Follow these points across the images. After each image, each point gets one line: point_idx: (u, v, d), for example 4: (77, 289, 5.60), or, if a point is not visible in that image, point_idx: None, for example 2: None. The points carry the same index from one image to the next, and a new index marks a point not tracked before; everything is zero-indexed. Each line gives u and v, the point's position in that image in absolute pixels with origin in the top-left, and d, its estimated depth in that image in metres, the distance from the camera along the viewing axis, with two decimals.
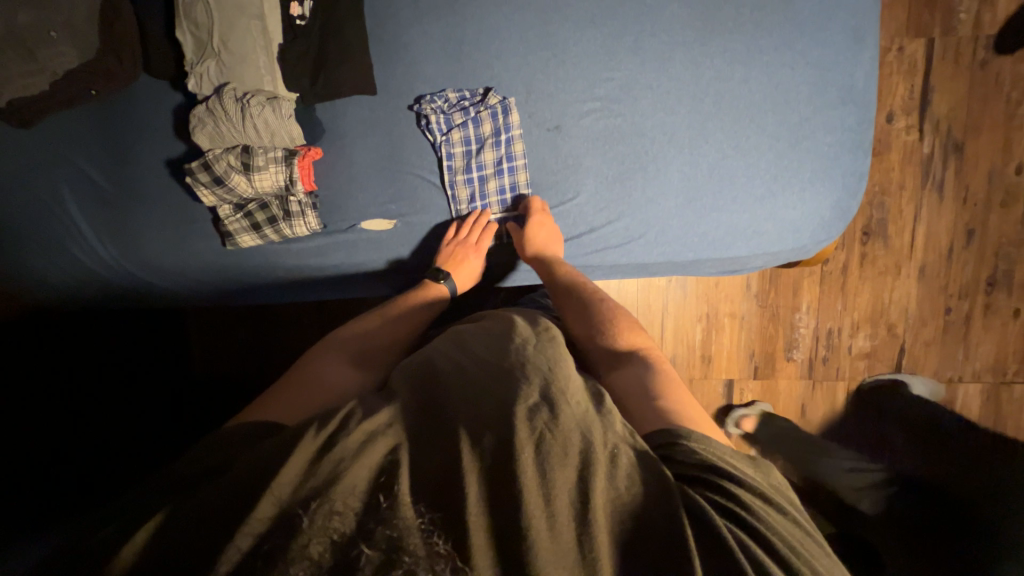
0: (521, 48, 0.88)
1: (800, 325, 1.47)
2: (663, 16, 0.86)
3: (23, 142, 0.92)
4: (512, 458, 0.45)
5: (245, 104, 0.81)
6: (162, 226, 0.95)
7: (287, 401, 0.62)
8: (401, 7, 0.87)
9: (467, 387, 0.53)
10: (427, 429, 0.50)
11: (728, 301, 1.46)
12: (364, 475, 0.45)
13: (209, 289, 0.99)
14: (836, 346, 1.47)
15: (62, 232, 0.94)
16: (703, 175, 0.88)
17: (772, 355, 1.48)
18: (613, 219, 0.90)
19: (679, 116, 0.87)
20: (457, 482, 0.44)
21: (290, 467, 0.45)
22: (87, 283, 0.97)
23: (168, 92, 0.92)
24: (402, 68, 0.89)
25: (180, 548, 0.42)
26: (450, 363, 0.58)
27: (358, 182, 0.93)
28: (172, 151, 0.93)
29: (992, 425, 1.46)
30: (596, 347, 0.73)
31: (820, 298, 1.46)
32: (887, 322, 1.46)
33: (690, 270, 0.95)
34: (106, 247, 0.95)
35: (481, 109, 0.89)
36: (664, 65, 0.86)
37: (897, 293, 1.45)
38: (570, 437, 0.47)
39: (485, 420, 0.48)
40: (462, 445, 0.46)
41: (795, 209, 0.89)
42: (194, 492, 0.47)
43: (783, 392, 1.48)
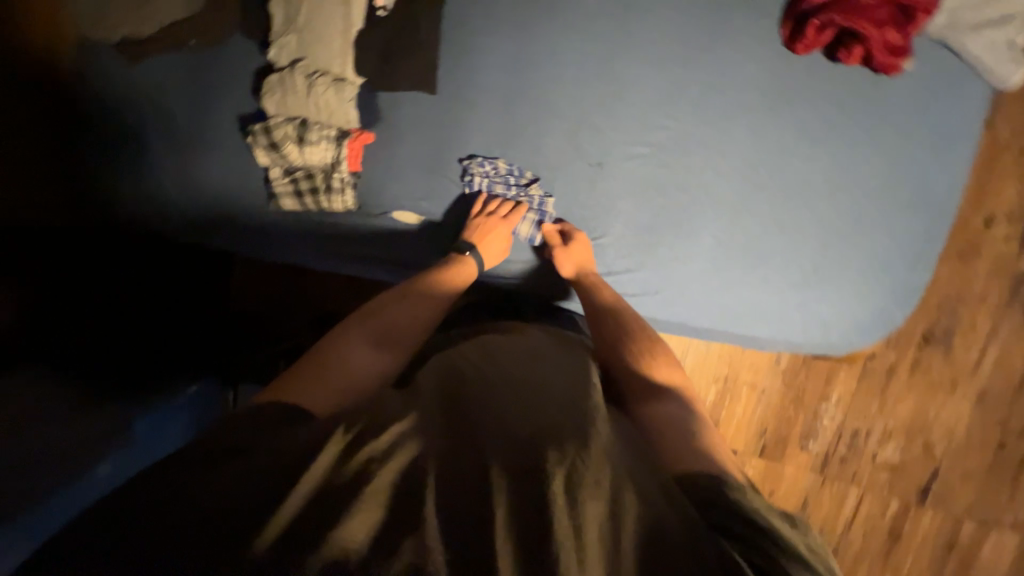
0: (585, 76, 0.87)
1: (824, 416, 1.37)
2: (739, 74, 0.81)
3: (121, 71, 1.03)
4: (545, 484, 0.44)
5: (313, 83, 0.87)
6: (222, 169, 1.03)
7: (318, 382, 0.62)
8: (477, 16, 0.89)
9: (501, 404, 0.54)
10: (459, 437, 0.49)
11: (752, 370, 1.38)
12: (388, 480, 0.45)
13: (245, 235, 1.05)
14: (859, 448, 1.36)
15: (137, 157, 1.04)
16: (738, 247, 0.83)
17: (785, 439, 1.39)
18: (632, 268, 0.87)
19: (729, 181, 0.83)
20: (485, 498, 0.43)
21: (317, 462, 0.45)
22: (146, 207, 1.06)
23: (255, 55, 1.00)
24: (464, 74, 0.91)
25: (183, 523, 0.40)
26: (481, 375, 0.59)
27: (397, 174, 0.96)
28: (246, 109, 1.02)
29: None
30: (634, 380, 0.71)
31: (854, 393, 1.35)
32: (925, 439, 1.33)
33: (700, 336, 0.89)
34: (171, 178, 1.04)
35: (522, 193, 0.90)
36: (726, 124, 0.82)
37: (945, 411, 1.31)
38: (601, 469, 0.46)
39: (515, 441, 0.48)
40: (495, 460, 0.46)
41: (830, 306, 0.82)
42: (216, 474, 0.45)
43: (786, 479, 1.40)
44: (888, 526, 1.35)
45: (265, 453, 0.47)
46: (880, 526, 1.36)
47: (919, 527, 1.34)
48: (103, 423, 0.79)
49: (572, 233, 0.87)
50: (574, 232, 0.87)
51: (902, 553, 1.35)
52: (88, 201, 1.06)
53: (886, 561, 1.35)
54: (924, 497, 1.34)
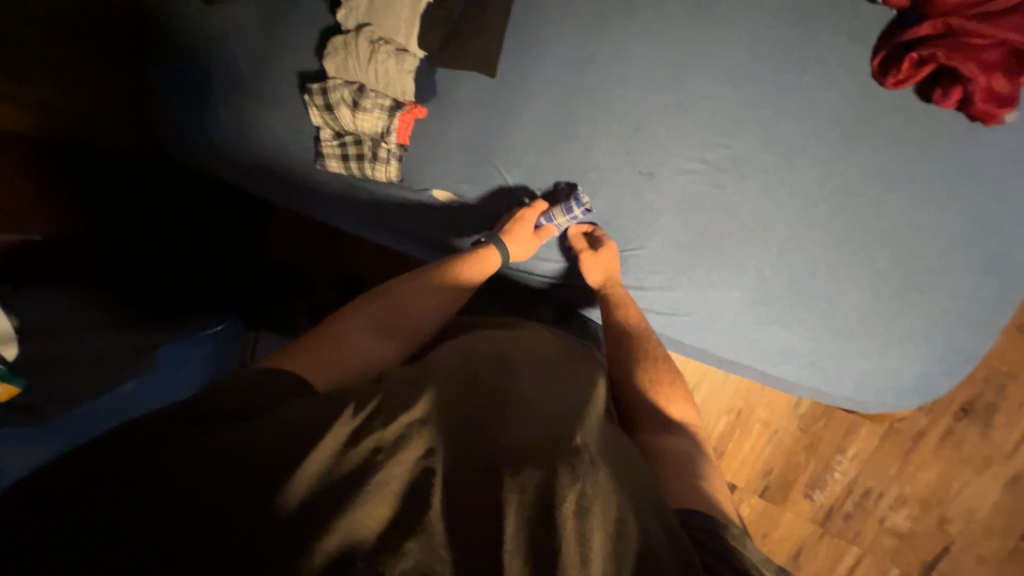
0: (650, 81, 0.83)
1: (836, 469, 1.31)
2: (816, 101, 0.76)
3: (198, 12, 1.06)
4: (555, 507, 0.43)
5: (375, 50, 0.86)
6: (275, 122, 1.05)
7: (324, 361, 0.65)
8: (551, 5, 0.88)
9: (509, 410, 0.52)
10: (468, 441, 0.49)
11: (768, 408, 1.34)
12: (398, 476, 0.45)
13: (286, 189, 1.07)
14: (866, 509, 1.30)
15: (196, 97, 1.07)
16: (781, 283, 0.79)
17: (790, 484, 1.34)
18: (665, 285, 0.84)
19: (784, 213, 0.78)
20: (492, 511, 0.43)
21: (327, 445, 0.45)
22: (196, 148, 1.09)
23: (324, 14, 1.01)
24: (527, 62, 0.89)
25: (188, 490, 0.42)
26: (491, 375, 0.58)
27: (443, 153, 0.96)
28: (307, 66, 1.03)
29: None
30: (650, 411, 0.74)
31: (873, 452, 1.29)
32: (941, 514, 1.26)
33: (722, 365, 0.86)
34: (225, 122, 1.07)
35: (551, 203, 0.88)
36: (792, 153, 0.78)
37: (969, 489, 1.24)
38: (608, 498, 0.46)
39: (524, 452, 0.47)
40: (503, 471, 0.45)
41: (869, 361, 0.77)
42: (223, 440, 0.46)
43: (784, 525, 1.35)
44: None
45: (273, 426, 0.48)
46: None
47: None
48: (110, 338, 0.84)
49: (602, 241, 0.85)
50: (604, 242, 0.84)
51: None
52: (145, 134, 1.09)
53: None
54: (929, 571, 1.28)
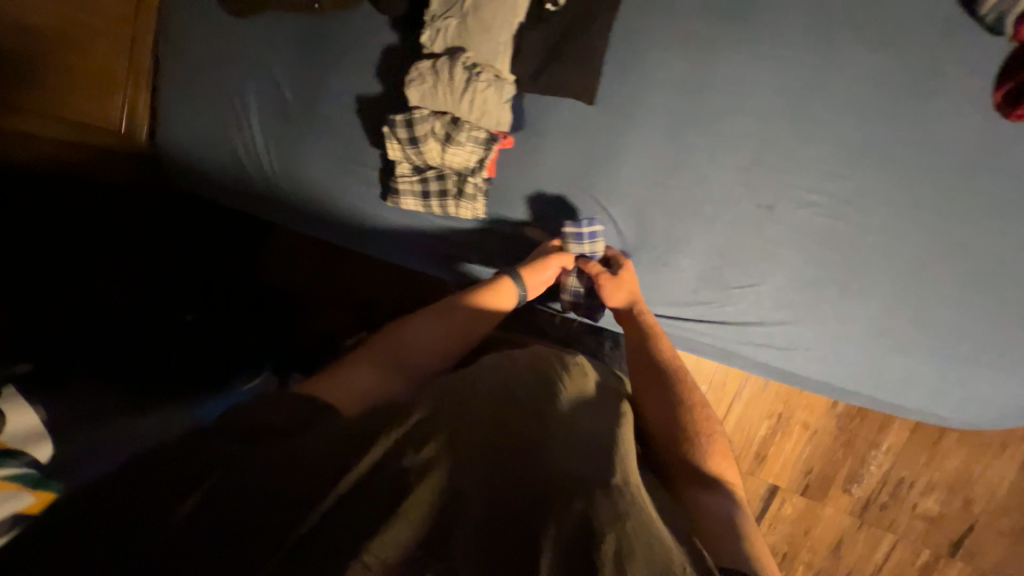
0: (766, 110, 0.80)
1: (871, 462, 1.35)
2: (938, 131, 0.76)
3: (241, 37, 0.97)
4: (593, 543, 0.37)
5: (473, 78, 0.77)
6: (316, 147, 0.96)
7: (349, 386, 0.61)
8: (654, 26, 0.82)
9: (553, 430, 0.49)
10: (507, 462, 0.44)
11: (807, 410, 1.35)
12: (426, 496, 0.40)
13: (343, 226, 0.97)
14: (900, 497, 1.36)
15: (230, 118, 0.99)
16: (908, 314, 0.78)
17: (829, 480, 1.38)
18: (789, 321, 0.82)
19: (907, 244, 0.77)
20: (529, 540, 0.37)
21: (359, 466, 0.41)
22: (223, 162, 1.01)
23: (385, 30, 0.90)
24: (629, 89, 0.84)
25: (216, 507, 0.38)
26: (540, 391, 0.54)
27: (536, 186, 0.88)
28: (366, 90, 0.92)
29: None
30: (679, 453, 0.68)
31: (904, 443, 1.33)
32: (967, 496, 1.32)
33: (840, 396, 0.86)
34: (268, 151, 0.98)
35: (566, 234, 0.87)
36: (915, 184, 0.77)
37: (990, 471, 1.31)
38: (651, 537, 0.40)
39: (565, 483, 0.42)
40: (543, 501, 0.41)
41: (995, 389, 0.78)
42: (260, 452, 0.43)
43: (824, 518, 1.40)
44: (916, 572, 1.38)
45: (306, 444, 0.44)
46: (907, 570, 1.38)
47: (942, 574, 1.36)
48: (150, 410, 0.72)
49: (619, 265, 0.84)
50: (625, 266, 0.84)
51: None
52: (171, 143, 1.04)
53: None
54: (956, 550, 1.36)
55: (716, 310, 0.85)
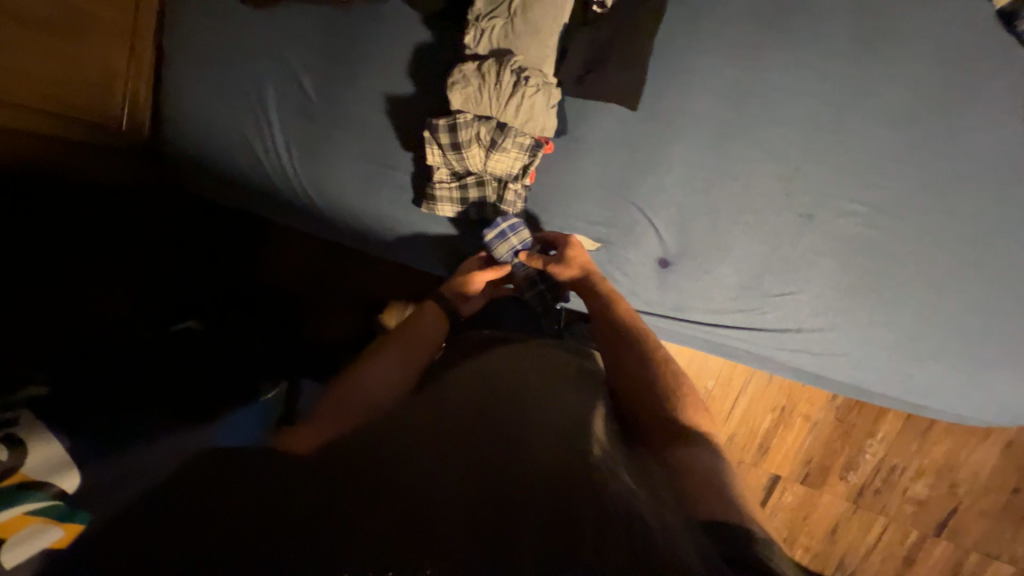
0: (810, 120, 0.80)
1: (867, 451, 1.35)
2: (971, 144, 0.78)
3: (259, 30, 0.92)
4: (553, 505, 0.47)
5: (522, 82, 0.75)
6: (345, 149, 0.91)
7: (339, 410, 0.68)
8: (700, 31, 0.81)
9: (514, 428, 0.60)
10: (481, 456, 0.54)
11: (808, 402, 1.36)
12: (409, 491, 0.50)
13: (366, 232, 0.93)
14: (891, 483, 1.35)
15: (249, 116, 0.93)
16: (939, 320, 0.81)
17: (827, 469, 1.37)
18: (826, 327, 0.84)
19: (940, 253, 0.80)
20: (501, 513, 0.47)
21: (353, 479, 0.51)
22: (237, 161, 0.95)
23: (419, 27, 0.86)
24: (675, 95, 0.82)
25: (223, 527, 0.46)
26: (503, 401, 0.65)
27: (577, 193, 0.87)
28: (397, 89, 0.88)
29: None
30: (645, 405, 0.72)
31: (899, 431, 1.32)
32: (952, 479, 1.32)
33: (866, 397, 0.90)
34: (289, 150, 0.93)
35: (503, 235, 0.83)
36: (950, 195, 0.79)
37: (975, 456, 1.30)
38: (603, 486, 0.50)
39: (527, 466, 0.53)
40: (511, 479, 0.51)
41: (1018, 389, 0.82)
42: (259, 484, 0.51)
43: (822, 506, 1.39)
44: (903, 553, 1.37)
45: (303, 471, 0.54)
46: (897, 552, 1.37)
47: (931, 556, 1.36)
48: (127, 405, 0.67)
49: (562, 241, 0.84)
50: (568, 242, 0.83)
51: None
52: (175, 138, 0.98)
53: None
54: (940, 531, 1.34)
55: (757, 317, 0.86)
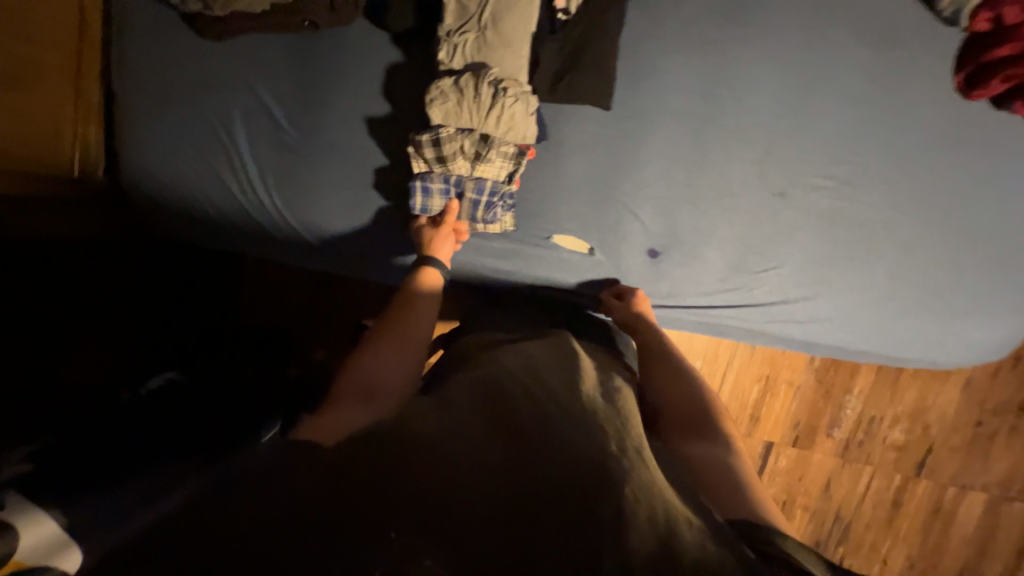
0: (772, 105, 0.86)
1: (847, 407, 1.43)
2: (910, 113, 0.85)
3: (220, 62, 0.89)
4: (594, 512, 0.44)
5: (501, 93, 0.77)
6: (321, 177, 0.89)
7: (342, 407, 0.61)
8: (661, 29, 0.85)
9: (540, 419, 0.54)
10: (508, 454, 0.49)
11: (789, 368, 1.43)
12: (429, 492, 0.44)
13: (354, 258, 0.93)
14: (872, 433, 1.44)
15: (217, 152, 0.90)
16: (904, 278, 0.89)
17: (814, 429, 1.45)
18: (808, 296, 0.90)
19: (901, 217, 0.87)
20: (535, 519, 0.44)
21: (364, 476, 0.44)
22: (209, 200, 0.91)
23: (387, 46, 0.85)
24: (644, 93, 0.86)
25: (213, 536, 0.39)
26: (524, 391, 0.59)
27: (562, 195, 0.88)
28: (371, 110, 0.87)
29: (986, 534, 1.44)
30: (678, 412, 0.75)
31: (872, 385, 1.42)
32: (924, 422, 1.42)
33: (850, 356, 0.96)
34: (260, 183, 0.90)
35: (434, 183, 0.85)
36: (899, 162, 0.86)
37: (941, 398, 1.41)
38: (647, 491, 0.47)
39: (561, 465, 0.48)
40: (542, 480, 0.47)
41: (975, 331, 0.91)
42: (253, 486, 0.43)
43: (814, 465, 1.46)
44: (891, 497, 1.45)
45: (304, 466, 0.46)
46: (885, 496, 1.45)
47: (915, 497, 1.45)
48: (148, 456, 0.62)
49: (630, 292, 0.89)
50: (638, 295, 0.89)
51: (901, 520, 1.45)
52: (137, 183, 0.93)
53: (887, 528, 1.46)
54: (920, 471, 1.44)
55: (744, 295, 0.90)
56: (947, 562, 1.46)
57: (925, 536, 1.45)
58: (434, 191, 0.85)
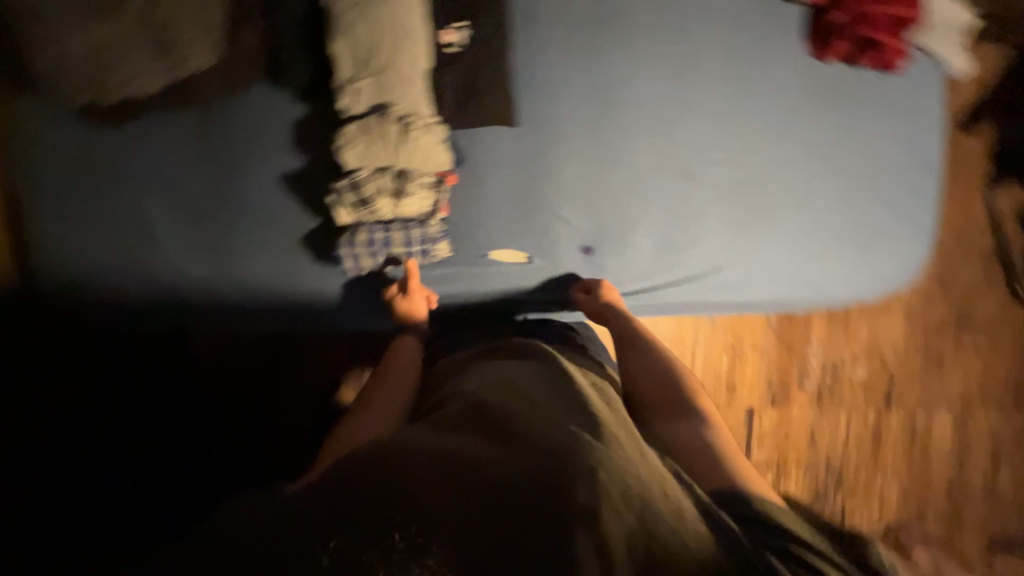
0: (661, 96, 0.93)
1: (810, 358, 1.51)
2: (781, 83, 0.95)
3: (126, 149, 0.87)
4: (582, 493, 0.49)
5: (408, 129, 0.82)
6: (256, 242, 0.89)
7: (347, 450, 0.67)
8: (547, 45, 0.91)
9: (525, 415, 0.58)
10: (501, 451, 0.53)
11: (751, 333, 1.50)
12: (436, 497, 0.50)
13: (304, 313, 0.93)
14: (839, 377, 1.52)
15: (139, 239, 0.88)
16: (814, 228, 0.97)
17: (786, 385, 1.52)
18: (734, 262, 0.96)
19: (798, 174, 0.96)
20: (533, 505, 0.49)
21: (377, 495, 0.50)
22: (142, 287, 0.90)
23: (292, 104, 0.87)
24: (545, 105, 0.92)
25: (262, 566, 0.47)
26: (508, 393, 0.63)
27: (489, 213, 0.92)
28: (289, 167, 0.88)
29: (962, 446, 1.53)
30: (646, 392, 0.78)
31: (827, 331, 1.51)
32: (881, 356, 1.51)
33: (790, 310, 1.02)
34: (193, 260, 0.89)
35: (361, 245, 0.89)
36: (782, 126, 0.95)
37: (889, 330, 1.50)
38: (626, 466, 0.53)
39: (550, 454, 0.52)
40: (535, 468, 0.51)
41: (886, 261, 0.99)
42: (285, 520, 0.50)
43: (795, 419, 1.52)
44: (871, 432, 1.52)
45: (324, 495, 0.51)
46: (866, 433, 1.53)
47: (892, 427, 1.52)
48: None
49: (596, 284, 0.92)
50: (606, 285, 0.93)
51: (885, 453, 1.53)
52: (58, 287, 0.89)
53: (875, 463, 1.53)
54: (889, 402, 1.52)
55: (678, 272, 0.96)
56: (935, 482, 1.53)
57: (911, 462, 1.53)
58: (363, 253, 0.89)
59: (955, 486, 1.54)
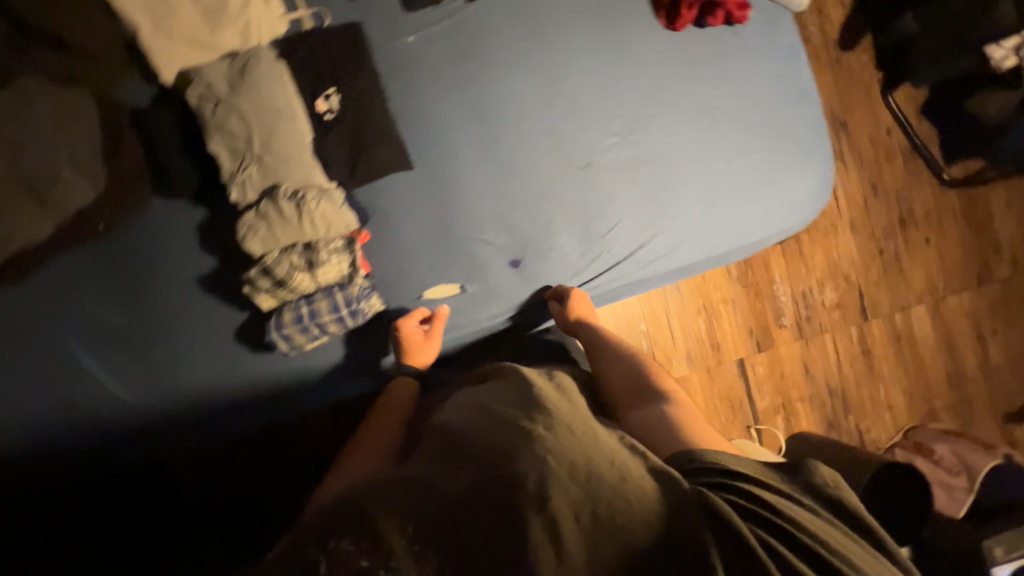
0: (540, 102, 0.97)
1: (779, 295, 1.52)
2: (645, 59, 1.01)
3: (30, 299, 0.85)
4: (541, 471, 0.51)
5: (302, 202, 0.83)
6: (193, 349, 0.88)
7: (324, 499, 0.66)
8: (419, 87, 0.95)
9: (479, 417, 0.60)
10: (461, 455, 0.55)
11: (718, 288, 1.50)
12: (406, 510, 0.50)
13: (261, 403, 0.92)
14: (813, 305, 1.53)
15: (69, 384, 0.85)
16: (719, 179, 1.01)
17: (767, 328, 1.52)
18: (656, 232, 0.99)
19: (688, 136, 1.00)
20: (497, 494, 0.50)
21: (348, 522, 0.50)
22: (85, 432, 0.86)
23: (189, 209, 0.88)
24: (434, 140, 0.94)
25: None
26: (465, 405, 0.64)
27: (411, 255, 0.93)
28: (203, 269, 0.88)
29: (944, 333, 1.56)
30: (614, 390, 0.79)
31: (786, 266, 1.52)
32: (844, 275, 1.54)
33: (724, 260, 1.06)
34: (132, 387, 0.87)
35: (289, 324, 0.86)
36: (660, 97, 1.00)
37: (842, 249, 1.53)
38: (576, 441, 0.54)
39: (505, 445, 0.54)
40: (493, 460, 0.53)
41: (795, 189, 1.04)
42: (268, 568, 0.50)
43: (786, 358, 1.52)
44: (859, 348, 1.54)
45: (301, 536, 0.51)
46: (854, 350, 1.54)
47: (875, 337, 1.55)
48: None
49: (565, 291, 0.96)
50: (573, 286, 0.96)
51: (879, 363, 1.54)
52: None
53: (873, 376, 1.54)
54: (866, 315, 1.54)
55: (607, 257, 0.98)
56: (932, 375, 1.56)
57: (903, 363, 1.55)
58: (294, 331, 0.87)
59: (951, 373, 1.56)
